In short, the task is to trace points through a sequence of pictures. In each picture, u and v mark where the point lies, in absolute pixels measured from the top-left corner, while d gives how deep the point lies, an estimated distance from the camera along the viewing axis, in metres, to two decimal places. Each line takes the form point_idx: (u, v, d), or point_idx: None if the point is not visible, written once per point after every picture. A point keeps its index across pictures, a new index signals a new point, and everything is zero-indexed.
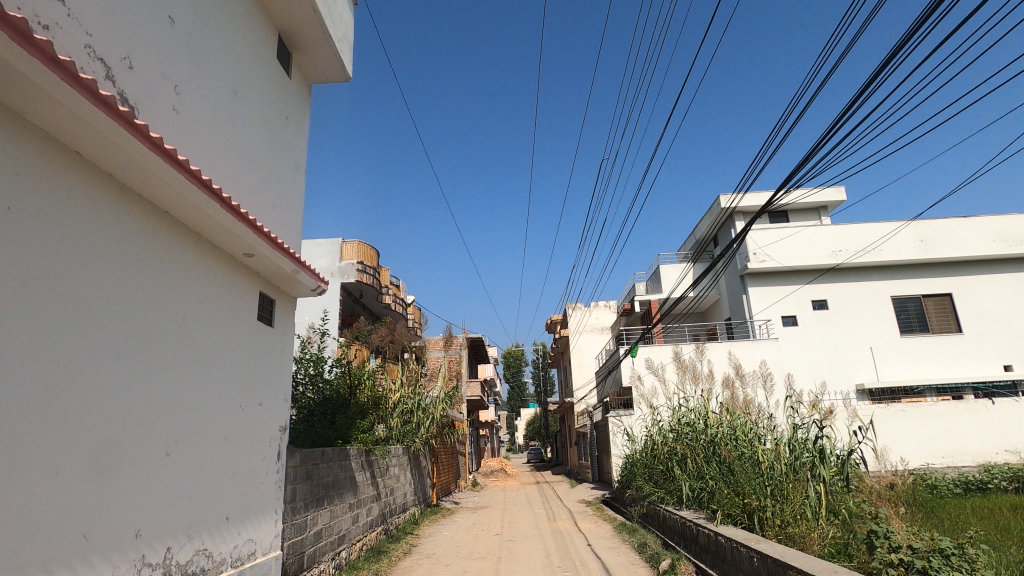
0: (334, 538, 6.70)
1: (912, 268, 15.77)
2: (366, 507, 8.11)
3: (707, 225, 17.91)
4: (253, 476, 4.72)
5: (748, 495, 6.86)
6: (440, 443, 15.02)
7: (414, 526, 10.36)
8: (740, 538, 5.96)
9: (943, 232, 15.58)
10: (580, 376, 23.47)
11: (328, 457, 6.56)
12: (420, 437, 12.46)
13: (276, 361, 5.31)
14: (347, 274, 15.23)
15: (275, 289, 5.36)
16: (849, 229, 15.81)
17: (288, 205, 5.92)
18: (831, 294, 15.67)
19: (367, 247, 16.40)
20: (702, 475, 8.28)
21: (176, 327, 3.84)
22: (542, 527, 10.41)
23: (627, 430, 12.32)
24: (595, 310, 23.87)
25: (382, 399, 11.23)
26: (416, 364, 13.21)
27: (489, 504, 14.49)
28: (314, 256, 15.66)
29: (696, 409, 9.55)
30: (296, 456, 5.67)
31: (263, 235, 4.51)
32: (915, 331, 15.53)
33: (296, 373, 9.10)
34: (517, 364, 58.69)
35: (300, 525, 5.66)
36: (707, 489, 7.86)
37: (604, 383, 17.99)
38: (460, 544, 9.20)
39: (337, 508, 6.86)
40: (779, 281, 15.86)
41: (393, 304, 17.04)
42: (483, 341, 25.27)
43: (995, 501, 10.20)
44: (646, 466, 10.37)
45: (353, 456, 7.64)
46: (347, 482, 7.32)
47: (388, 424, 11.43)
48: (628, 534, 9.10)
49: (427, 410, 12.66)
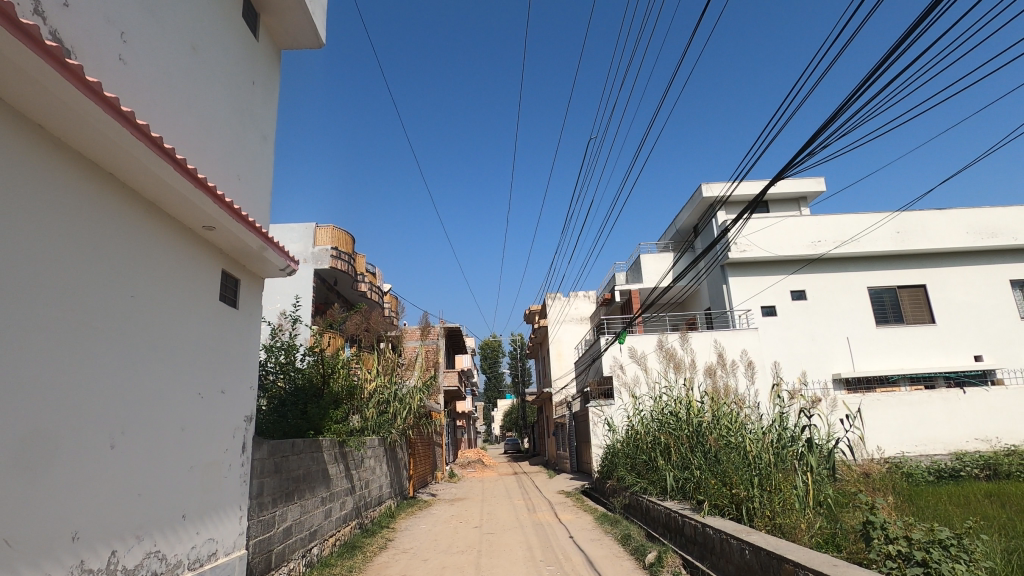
0: (305, 533, 6.34)
1: (889, 259, 15.92)
2: (339, 501, 7.74)
3: (688, 215, 17.82)
4: (214, 470, 4.33)
5: (735, 484, 6.70)
6: (417, 433, 14.70)
7: (390, 519, 10.02)
8: (729, 529, 5.79)
9: (919, 224, 15.75)
10: (559, 366, 23.32)
11: (298, 448, 6.18)
12: (396, 428, 12.14)
13: (240, 346, 4.90)
14: (320, 260, 14.69)
15: (240, 268, 4.94)
16: (828, 219, 15.88)
17: (255, 179, 5.48)
18: (810, 284, 15.74)
19: (342, 232, 15.87)
20: (686, 465, 8.14)
21: (124, 304, 3.43)
22: (522, 519, 10.18)
23: (608, 420, 12.15)
24: (575, 300, 23.70)
25: (357, 389, 10.84)
26: (393, 353, 12.81)
27: (467, 496, 14.21)
28: (286, 241, 15.06)
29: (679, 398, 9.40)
30: (263, 448, 5.27)
31: (225, 206, 4.09)
32: (890, 321, 15.65)
33: (267, 361, 8.66)
34: (494, 355, 58.37)
35: (267, 521, 5.30)
36: (692, 479, 7.71)
37: (584, 374, 17.85)
38: (437, 538, 8.88)
39: (309, 503, 6.49)
40: (759, 271, 15.87)
41: (368, 292, 16.57)
42: (460, 331, 24.90)
43: (969, 488, 10.31)
44: (629, 456, 10.19)
45: (325, 447, 7.25)
46: (319, 474, 6.94)
47: (363, 415, 11.07)
48: (610, 525, 8.93)
49: (405, 399, 12.31)
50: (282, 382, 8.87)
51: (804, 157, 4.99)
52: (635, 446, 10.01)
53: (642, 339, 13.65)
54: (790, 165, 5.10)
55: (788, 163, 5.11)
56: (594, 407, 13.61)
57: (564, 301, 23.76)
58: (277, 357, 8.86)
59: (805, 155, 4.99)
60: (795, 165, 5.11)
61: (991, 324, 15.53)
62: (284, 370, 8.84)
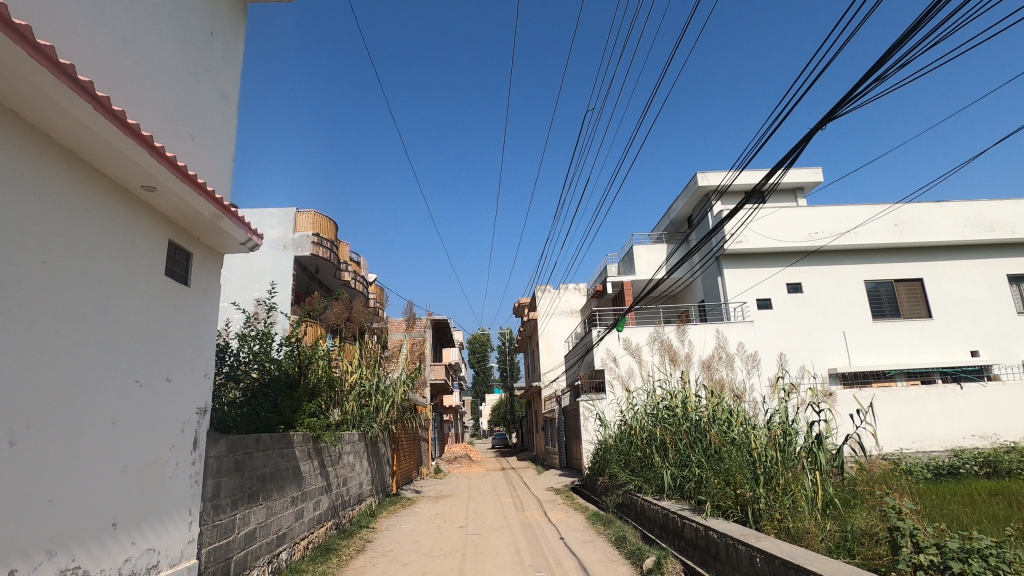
0: (272, 538, 5.77)
1: (886, 252, 15.59)
2: (313, 500, 7.16)
3: (682, 206, 17.36)
4: (156, 470, 3.76)
5: (739, 484, 6.22)
6: (401, 427, 14.16)
7: (370, 518, 9.48)
8: (736, 534, 5.30)
9: (917, 216, 15.42)
10: (548, 360, 22.82)
11: (264, 445, 5.59)
12: (379, 422, 11.63)
13: (193, 328, 4.32)
14: (301, 247, 14.08)
15: (193, 239, 4.35)
16: (826, 210, 15.48)
17: (215, 142, 4.89)
18: (806, 277, 15.37)
19: (324, 218, 15.18)
20: (685, 463, 7.67)
21: (32, 272, 2.84)
22: (510, 518, 9.69)
23: (600, 415, 11.68)
24: (565, 293, 23.20)
25: (336, 381, 10.27)
26: (377, 344, 12.24)
27: (453, 493, 13.71)
28: (265, 226, 14.38)
29: (677, 392, 8.94)
30: (221, 444, 4.69)
31: (168, 162, 3.51)
32: (887, 315, 15.37)
33: (239, 350, 8.08)
34: (483, 350, 57.79)
35: (226, 525, 4.73)
36: (691, 479, 7.24)
37: (574, 367, 17.40)
38: (420, 539, 8.34)
39: (277, 504, 5.91)
40: (755, 263, 15.47)
41: (352, 281, 15.97)
42: (447, 323, 24.35)
43: (971, 486, 9.96)
44: (623, 453, 9.71)
45: (297, 443, 6.67)
46: (290, 473, 6.35)
47: (343, 408, 10.52)
48: (603, 526, 8.45)
49: (388, 392, 11.78)
50: (255, 373, 8.26)
51: (869, 84, 3.89)
52: (629, 443, 9.53)
53: (636, 330, 13.16)
54: (847, 99, 4.00)
55: (843, 98, 4.01)
56: (585, 401, 13.15)
57: (554, 294, 23.25)
58: (251, 345, 8.25)
59: (868, 85, 3.94)
60: (852, 99, 3.99)
61: (988, 319, 15.27)
62: (258, 360, 8.23)
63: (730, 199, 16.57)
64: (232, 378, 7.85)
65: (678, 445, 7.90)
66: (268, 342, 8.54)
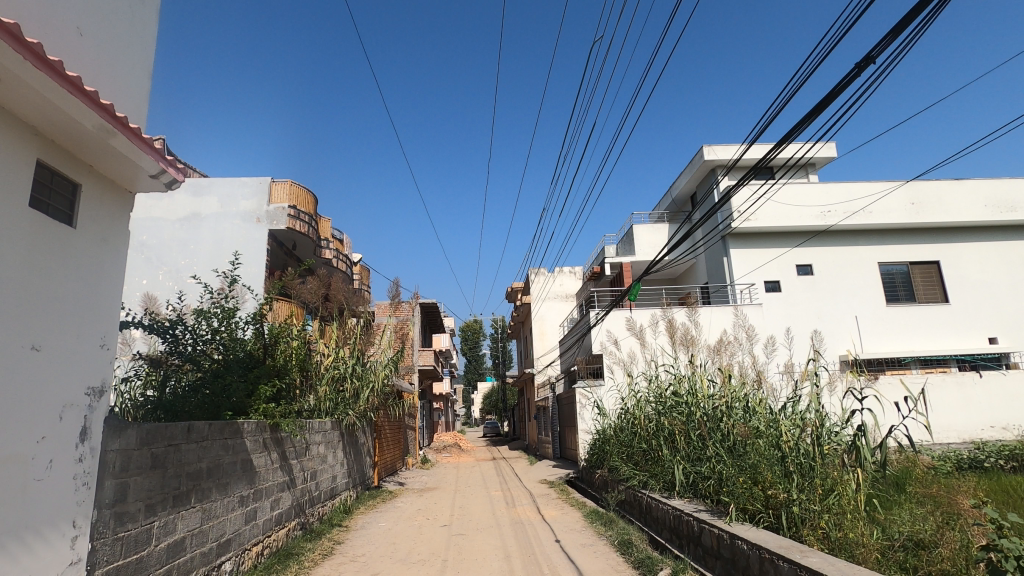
0: (210, 547, 4.75)
1: (901, 233, 14.70)
2: (270, 499, 6.16)
3: (684, 182, 16.34)
4: (7, 472, 2.74)
5: (769, 484, 5.24)
6: (383, 415, 13.17)
7: (344, 516, 8.49)
8: (772, 546, 4.36)
9: (934, 195, 14.51)
10: (541, 345, 21.89)
11: (198, 435, 4.57)
12: (359, 410, 10.65)
13: (80, 284, 3.30)
14: (276, 220, 13.15)
15: (80, 164, 3.34)
16: (839, 187, 14.51)
17: (123, 49, 3.80)
18: (816, 258, 14.46)
19: (301, 189, 14.02)
20: (700, 458, 6.74)
21: None
22: (499, 515, 8.76)
23: (597, 403, 10.82)
24: (559, 276, 22.23)
25: (310, 363, 9.29)
26: (356, 324, 11.23)
27: (439, 485, 12.77)
28: (235, 197, 13.28)
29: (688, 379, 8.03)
30: (130, 434, 3.68)
31: (14, 35, 2.46)
32: (901, 300, 14.48)
33: (195, 326, 7.14)
34: (475, 338, 56.78)
35: (136, 539, 3.71)
36: (709, 475, 6.32)
37: (569, 352, 16.44)
38: (397, 541, 7.38)
39: (217, 507, 4.90)
40: (761, 243, 14.56)
41: (333, 259, 14.99)
42: (436, 307, 23.32)
43: (1003, 482, 9.09)
44: (625, 445, 8.79)
45: (249, 432, 5.65)
46: (237, 468, 5.33)
47: (316, 394, 9.52)
48: (604, 526, 7.53)
49: (368, 377, 10.79)
50: (215, 353, 7.34)
51: None
52: (633, 433, 8.63)
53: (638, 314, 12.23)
54: None
55: None
56: (582, 388, 12.23)
57: (546, 277, 22.23)
58: (209, 322, 7.29)
59: None
60: None
61: (1006, 305, 14.46)
62: (220, 337, 7.35)
63: (736, 174, 15.57)
64: (189, 359, 6.94)
65: (691, 436, 6.97)
66: (232, 320, 7.62)
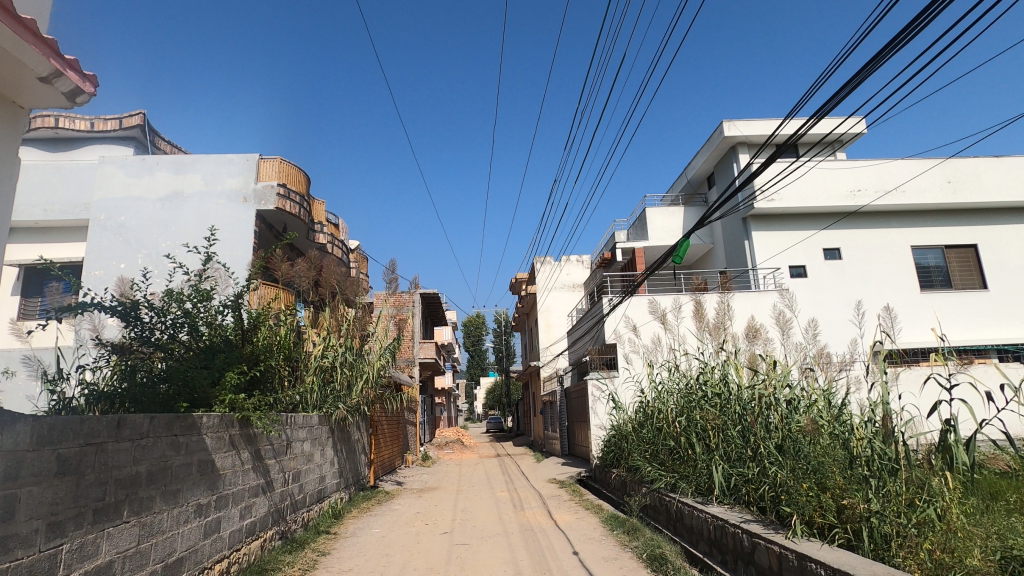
0: (152, 571, 3.81)
1: (936, 214, 13.68)
2: (240, 507, 5.24)
3: (702, 162, 15.34)
4: None
5: (840, 490, 4.22)
6: (380, 409, 12.26)
7: (333, 521, 7.58)
8: (861, 572, 3.40)
9: (973, 173, 13.46)
10: (546, 337, 20.96)
11: (132, 430, 3.65)
12: (355, 404, 9.75)
13: None
14: (264, 199, 12.22)
15: None
16: (869, 165, 13.49)
17: None
18: (845, 241, 13.47)
19: (292, 167, 13.10)
20: (746, 459, 5.75)
21: None
22: (507, 521, 7.85)
23: (613, 395, 9.91)
24: (566, 265, 21.29)
25: (295, 350, 8.36)
26: (347, 309, 10.29)
27: (440, 485, 11.85)
28: (221, 175, 12.38)
29: (725, 369, 7.02)
30: (21, 431, 2.76)
31: None
32: (936, 287, 13.48)
33: (162, 306, 6.21)
34: (477, 333, 55.87)
35: (29, 571, 2.77)
36: (757, 480, 5.32)
37: (579, 342, 15.50)
38: (390, 553, 6.41)
39: (164, 521, 3.98)
40: (785, 225, 13.60)
41: (328, 244, 14.14)
42: (438, 298, 22.42)
43: None
44: (648, 442, 7.85)
45: (209, 429, 4.69)
46: (191, 472, 4.39)
47: (304, 385, 8.59)
48: (628, 535, 6.59)
49: (361, 367, 9.87)
50: (181, 336, 6.44)
51: None
52: (657, 428, 7.71)
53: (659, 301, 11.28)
54: None
55: None
56: (595, 379, 11.31)
57: (553, 266, 21.24)
58: (178, 303, 6.35)
59: None
60: None
61: None
62: (192, 319, 6.47)
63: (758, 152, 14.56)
64: (152, 342, 6.00)
65: (734, 433, 6.02)
66: (207, 300, 6.71)
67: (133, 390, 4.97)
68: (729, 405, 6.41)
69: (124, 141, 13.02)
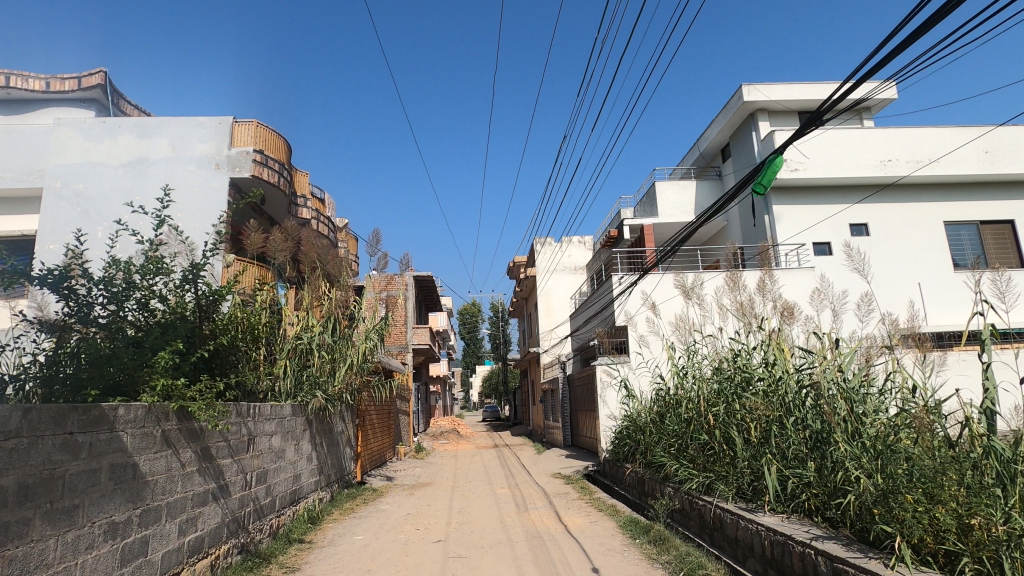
0: None
1: (970, 187, 12.62)
2: (179, 520, 4.16)
3: (716, 132, 14.23)
4: None
5: (961, 503, 3.16)
6: (369, 398, 11.19)
7: (308, 528, 6.52)
8: None
9: (1013, 142, 12.36)
10: (546, 322, 19.91)
11: None
12: (338, 392, 8.71)
13: None
14: (238, 165, 11.10)
15: None
16: (900, 133, 12.41)
17: None
18: (874, 216, 12.46)
19: (270, 131, 11.89)
20: (807, 460, 4.71)
21: None
22: (511, 527, 6.82)
23: (625, 382, 8.89)
24: (568, 247, 20.18)
25: (264, 331, 7.25)
26: (329, 285, 9.18)
27: (434, 480, 10.81)
28: (190, 139, 11.19)
29: (768, 353, 6.00)
30: None
31: None
32: (970, 266, 12.41)
33: (106, 275, 5.02)
34: (473, 321, 54.75)
35: None
36: (829, 488, 4.28)
37: (583, 326, 14.47)
38: (372, 569, 5.29)
39: (52, 550, 2.91)
40: (809, 199, 12.59)
41: (311, 219, 13.00)
42: (432, 281, 21.32)
43: None
44: (672, 435, 6.85)
45: (128, 424, 3.59)
46: (99, 480, 3.30)
47: (278, 370, 7.52)
48: (656, 546, 5.55)
49: (345, 351, 8.79)
50: (126, 313, 5.24)
51: None
52: (683, 419, 6.71)
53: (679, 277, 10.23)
54: None
55: None
56: (605, 365, 10.30)
57: (555, 248, 20.12)
58: (125, 274, 5.16)
59: None
60: None
61: None
62: (138, 293, 5.31)
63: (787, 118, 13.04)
64: (91, 316, 4.81)
65: (789, 429, 4.97)
66: (162, 270, 5.53)
67: (85, 371, 3.94)
68: (777, 393, 5.41)
69: (84, 102, 11.72)
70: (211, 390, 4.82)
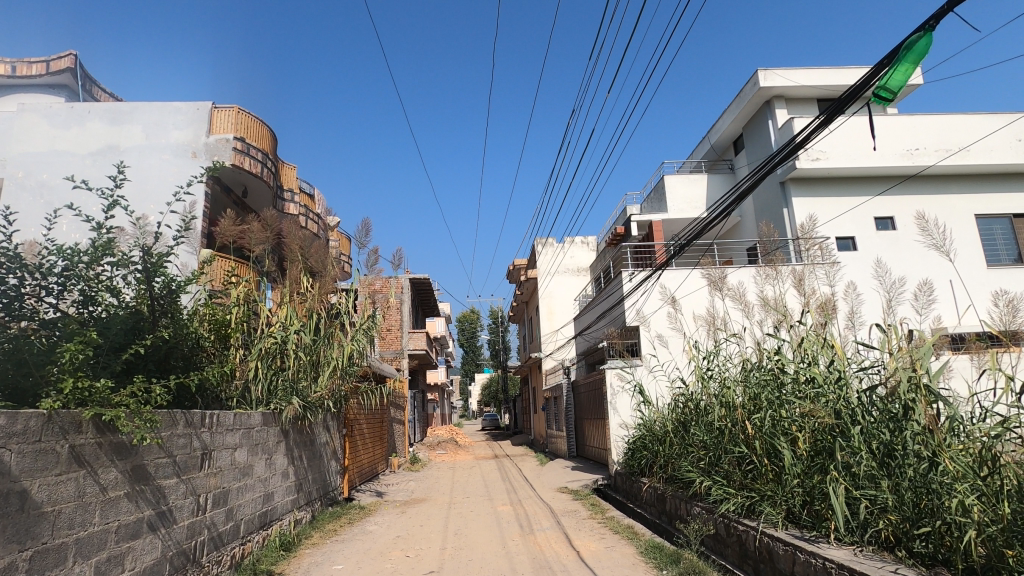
0: None
1: (1002, 178, 11.81)
2: (96, 561, 3.27)
3: (729, 122, 13.46)
4: None
5: None
6: (358, 405, 10.32)
7: (279, 557, 5.61)
8: None
9: None
10: (548, 326, 19.04)
11: None
12: (320, 398, 7.82)
13: None
14: (217, 154, 10.27)
15: None
16: (927, 120, 11.61)
17: None
18: (899, 209, 11.65)
19: (252, 118, 11.06)
20: (886, 482, 3.86)
21: None
22: (515, 554, 5.89)
23: (640, 386, 8.03)
24: (571, 247, 19.36)
25: (235, 329, 6.39)
26: (311, 279, 8.32)
27: (429, 495, 9.88)
28: (165, 126, 10.37)
29: (817, 351, 5.13)
30: None
31: None
32: (1004, 262, 11.52)
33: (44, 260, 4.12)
34: (472, 327, 53.88)
35: None
36: (926, 520, 3.45)
37: (589, 328, 13.61)
38: None
39: None
40: (831, 191, 11.80)
41: (298, 213, 12.17)
42: (428, 284, 20.47)
43: None
44: (700, 446, 5.98)
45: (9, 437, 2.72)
46: None
47: (250, 374, 6.65)
48: None
49: (328, 353, 7.92)
50: (70, 308, 4.33)
51: None
52: (714, 428, 5.86)
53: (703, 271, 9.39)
54: None
55: None
56: (616, 369, 9.44)
57: (556, 248, 19.28)
58: (64, 262, 4.26)
59: None
60: None
61: None
62: (84, 285, 4.39)
63: (806, 105, 12.24)
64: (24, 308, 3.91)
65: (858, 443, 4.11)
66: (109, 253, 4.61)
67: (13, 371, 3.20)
68: (836, 399, 4.56)
69: (54, 88, 10.91)
70: (140, 396, 3.74)
